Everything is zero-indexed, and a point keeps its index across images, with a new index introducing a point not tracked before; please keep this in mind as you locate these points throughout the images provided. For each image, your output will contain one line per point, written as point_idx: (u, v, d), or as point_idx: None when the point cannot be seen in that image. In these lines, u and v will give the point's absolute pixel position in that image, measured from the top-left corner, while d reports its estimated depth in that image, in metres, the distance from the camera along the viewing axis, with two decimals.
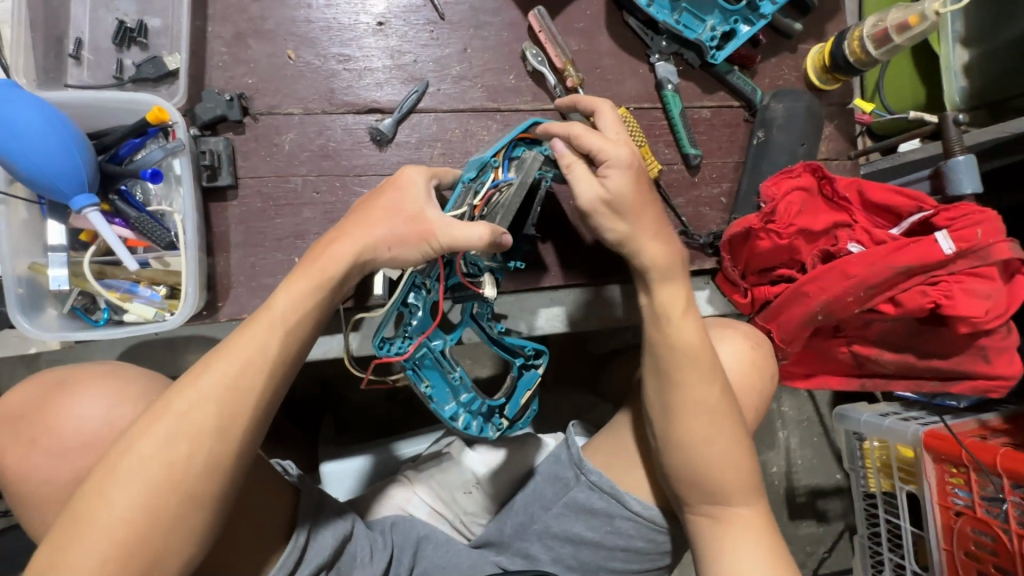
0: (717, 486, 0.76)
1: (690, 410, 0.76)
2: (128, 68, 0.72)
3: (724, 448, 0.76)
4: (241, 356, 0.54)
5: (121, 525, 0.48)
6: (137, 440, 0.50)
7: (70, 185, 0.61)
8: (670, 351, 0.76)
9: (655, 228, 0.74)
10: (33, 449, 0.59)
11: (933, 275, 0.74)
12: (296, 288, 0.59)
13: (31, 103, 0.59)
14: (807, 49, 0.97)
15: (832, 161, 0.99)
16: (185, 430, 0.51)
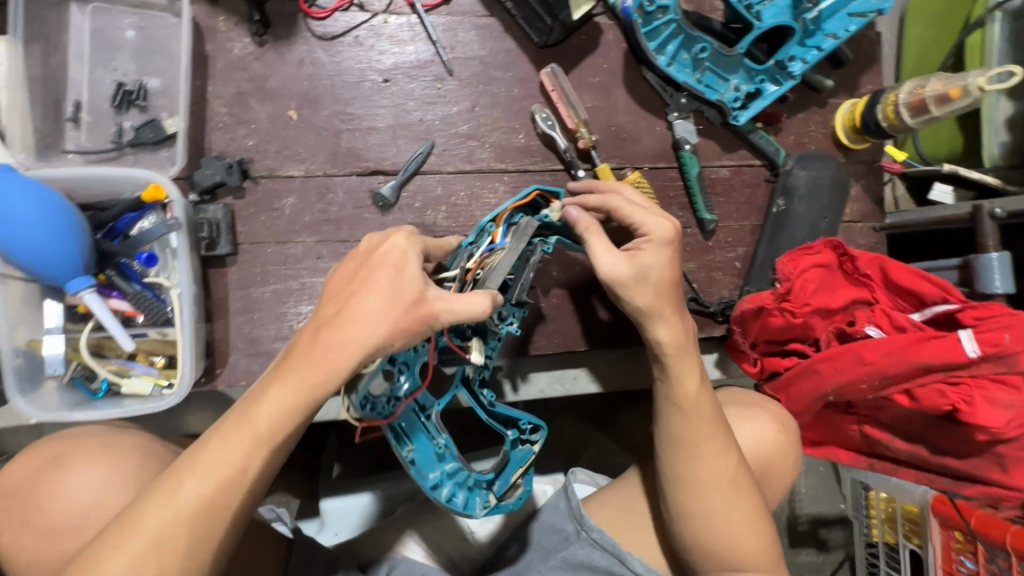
0: (729, 558, 0.75)
1: (705, 488, 0.74)
2: (127, 132, 0.70)
3: (739, 521, 0.75)
4: (217, 471, 0.52)
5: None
6: (109, 552, 0.50)
7: (64, 270, 0.60)
8: (696, 411, 0.74)
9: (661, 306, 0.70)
10: (18, 533, 0.59)
11: (954, 374, 0.70)
12: (279, 393, 0.55)
13: (23, 188, 0.58)
14: (838, 104, 0.91)
15: (856, 224, 0.94)
16: (158, 548, 0.50)
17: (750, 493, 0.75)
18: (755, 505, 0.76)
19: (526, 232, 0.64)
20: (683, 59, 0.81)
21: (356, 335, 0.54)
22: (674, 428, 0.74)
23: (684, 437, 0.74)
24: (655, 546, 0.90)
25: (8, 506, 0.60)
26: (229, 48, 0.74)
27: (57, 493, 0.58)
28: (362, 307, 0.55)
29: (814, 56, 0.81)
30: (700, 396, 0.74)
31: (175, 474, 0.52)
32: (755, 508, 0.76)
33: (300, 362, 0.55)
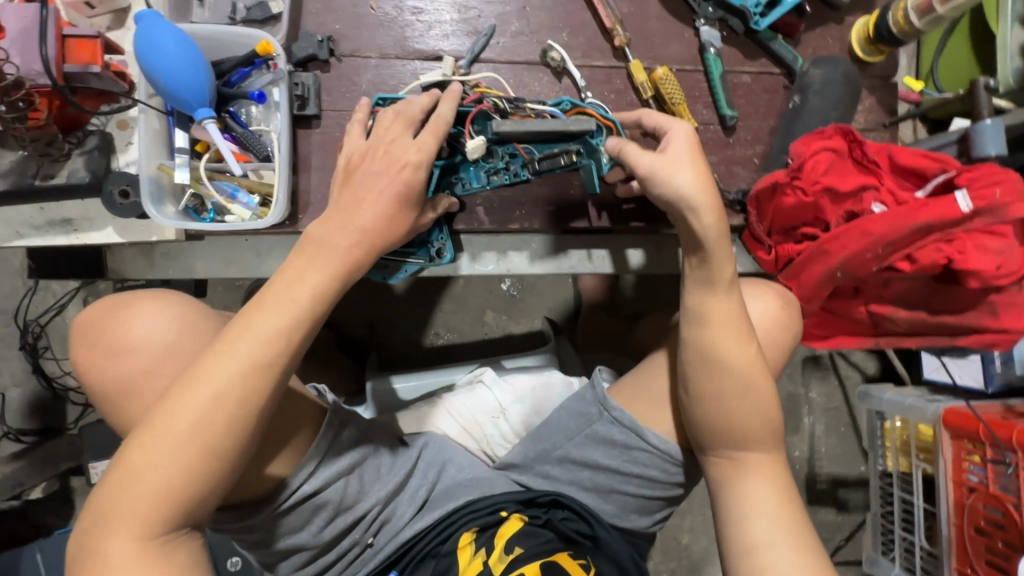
0: (735, 436, 0.85)
1: (720, 369, 0.83)
2: (240, 10, 0.85)
3: (751, 402, 0.84)
4: (262, 340, 0.63)
5: (170, 468, 0.59)
6: (176, 401, 0.61)
7: (196, 99, 0.75)
8: (712, 314, 0.83)
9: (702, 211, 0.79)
10: (105, 354, 0.73)
11: (949, 232, 0.79)
12: (313, 279, 0.67)
13: (168, 29, 0.72)
14: (854, 21, 1.00)
15: (870, 131, 1.02)
16: (214, 402, 0.61)
17: (763, 380, 0.84)
18: (768, 394, 0.85)
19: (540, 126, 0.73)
20: None
21: (370, 228, 0.70)
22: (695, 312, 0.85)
23: (706, 325, 0.84)
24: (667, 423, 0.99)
25: (96, 333, 0.74)
26: None
27: (123, 327, 0.74)
28: (373, 208, 0.71)
29: None
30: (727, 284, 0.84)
31: (236, 338, 0.63)
32: (765, 398, 0.85)
33: (326, 254, 0.68)
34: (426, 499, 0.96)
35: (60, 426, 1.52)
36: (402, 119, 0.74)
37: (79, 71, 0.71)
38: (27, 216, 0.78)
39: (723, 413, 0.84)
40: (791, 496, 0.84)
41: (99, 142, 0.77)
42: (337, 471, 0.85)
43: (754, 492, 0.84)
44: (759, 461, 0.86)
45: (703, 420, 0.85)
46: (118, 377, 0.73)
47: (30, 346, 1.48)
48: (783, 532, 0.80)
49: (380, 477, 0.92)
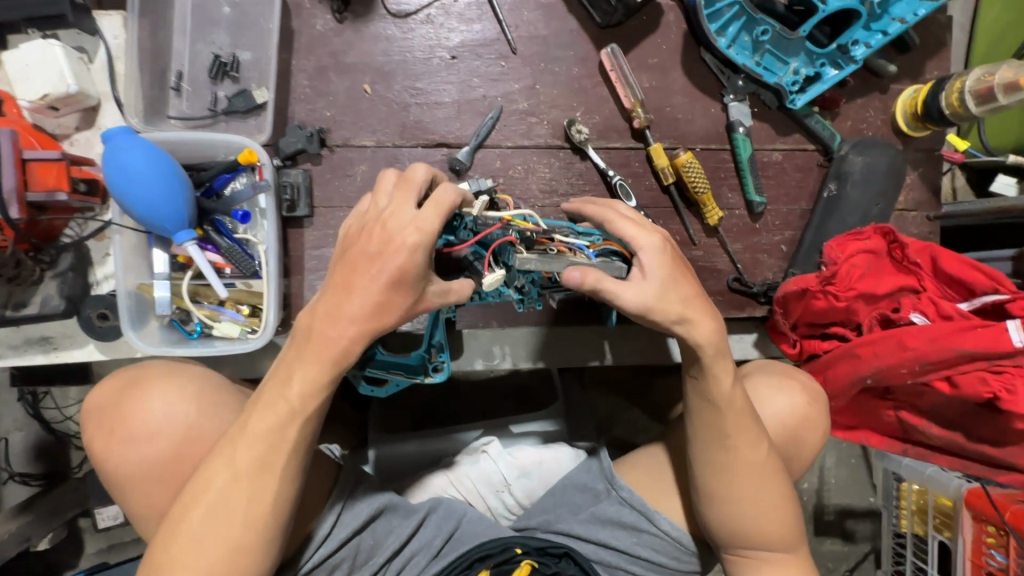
0: (749, 537, 0.80)
1: (736, 466, 0.78)
2: (221, 100, 0.77)
3: (766, 493, 0.79)
4: (275, 437, 0.59)
5: (190, 573, 0.58)
6: (196, 503, 0.59)
7: (172, 223, 0.68)
8: (731, 406, 0.76)
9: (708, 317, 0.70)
10: (117, 429, 0.64)
11: (997, 362, 0.72)
12: (308, 369, 0.59)
13: (139, 145, 0.66)
14: (900, 90, 0.90)
15: (909, 212, 0.93)
16: (236, 504, 0.59)
17: (779, 474, 0.80)
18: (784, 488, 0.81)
19: (561, 266, 0.62)
20: (743, 40, 0.82)
21: (363, 324, 0.57)
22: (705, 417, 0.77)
23: (717, 426, 0.77)
24: (675, 506, 0.96)
25: (113, 417, 0.65)
26: (313, 24, 0.79)
27: (133, 413, 0.64)
28: (366, 293, 0.57)
29: (879, 40, 0.81)
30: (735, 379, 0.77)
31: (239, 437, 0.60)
32: (779, 493, 0.80)
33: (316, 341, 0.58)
34: (440, 548, 0.92)
35: (64, 470, 1.51)
36: (404, 183, 0.57)
37: (44, 199, 0.65)
38: (2, 336, 0.73)
39: (737, 509, 0.79)
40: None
41: (73, 262, 0.71)
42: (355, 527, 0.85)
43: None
44: (775, 553, 0.82)
45: (719, 519, 0.80)
46: (147, 463, 0.63)
47: (30, 393, 1.46)
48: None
49: (393, 531, 0.90)
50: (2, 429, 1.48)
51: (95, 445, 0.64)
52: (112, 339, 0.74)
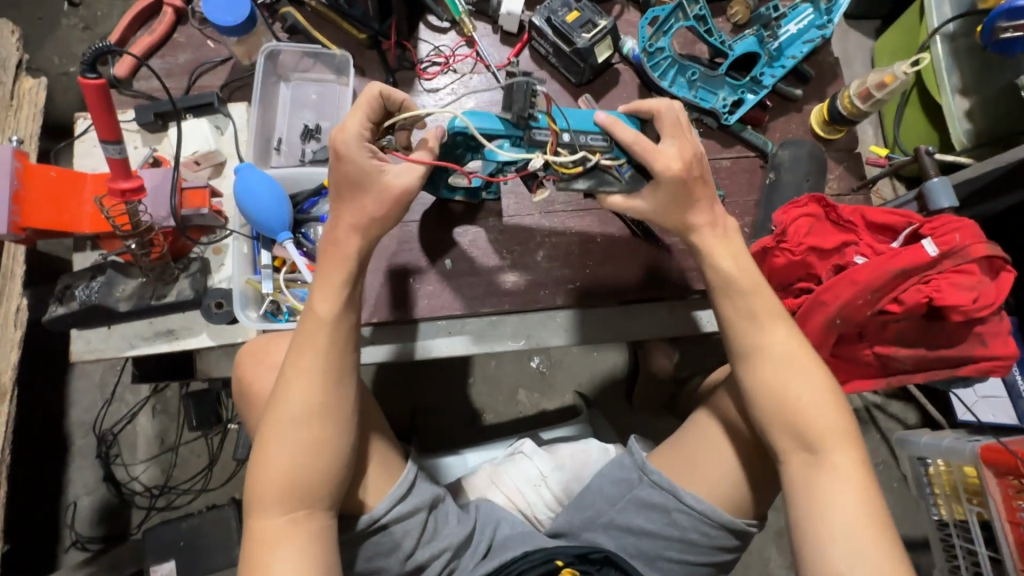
0: (808, 435, 0.84)
1: (786, 391, 0.85)
2: (308, 153, 1.07)
3: (822, 411, 0.85)
4: (325, 347, 0.77)
5: (288, 458, 0.74)
6: (277, 414, 0.76)
7: (280, 225, 0.93)
8: (750, 307, 0.89)
9: (727, 254, 0.92)
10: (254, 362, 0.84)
11: (925, 274, 0.92)
12: (331, 285, 0.80)
13: (263, 179, 0.93)
14: (811, 108, 1.18)
15: (844, 196, 1.15)
16: (306, 406, 0.76)
17: (820, 371, 0.87)
18: (829, 390, 0.86)
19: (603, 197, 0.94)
20: (680, 81, 1.13)
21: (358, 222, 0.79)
22: (751, 345, 0.88)
23: (765, 353, 0.88)
24: (705, 482, 1.01)
25: (261, 353, 0.85)
26: None
27: (259, 358, 0.84)
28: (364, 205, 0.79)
29: (779, 71, 1.12)
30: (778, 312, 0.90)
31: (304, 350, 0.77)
32: (823, 392, 0.86)
33: (332, 268, 0.80)
34: (486, 552, 1.02)
35: (125, 531, 1.60)
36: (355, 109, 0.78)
37: (193, 213, 0.92)
38: (139, 330, 0.95)
39: (788, 431, 0.85)
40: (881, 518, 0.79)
41: (200, 266, 0.95)
42: (422, 501, 0.92)
43: (834, 504, 0.80)
44: (839, 462, 0.83)
45: (772, 435, 0.86)
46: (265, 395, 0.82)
47: (105, 455, 1.61)
48: (865, 551, 0.76)
49: (450, 524, 0.97)
50: (71, 494, 1.60)
51: (243, 381, 0.84)
52: (220, 326, 0.94)
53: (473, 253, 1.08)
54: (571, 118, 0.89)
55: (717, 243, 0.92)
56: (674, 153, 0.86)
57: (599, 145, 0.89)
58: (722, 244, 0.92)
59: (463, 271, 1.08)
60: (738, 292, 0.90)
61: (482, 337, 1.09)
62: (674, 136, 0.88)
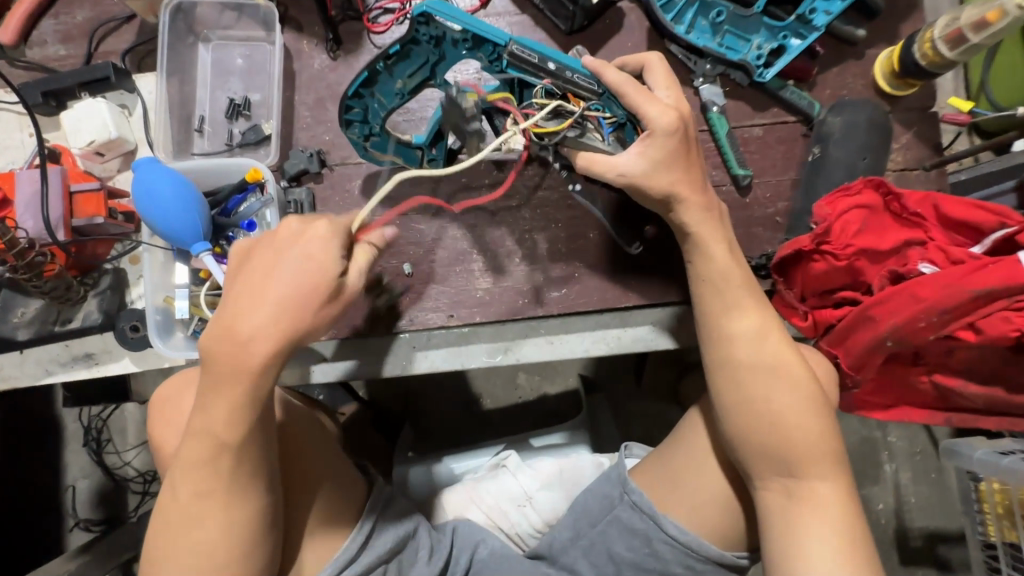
0: (779, 456, 0.70)
1: (763, 406, 0.71)
2: (236, 135, 0.88)
3: (799, 424, 0.70)
4: (233, 466, 0.62)
5: (193, 512, 0.62)
6: (168, 532, 0.62)
7: (190, 236, 0.77)
8: (727, 303, 0.76)
9: (715, 241, 0.77)
10: (170, 426, 0.72)
11: (1018, 298, 0.70)
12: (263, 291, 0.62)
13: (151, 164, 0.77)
14: (876, 53, 0.91)
15: (911, 171, 0.90)
16: (203, 531, 0.62)
17: (798, 374, 0.73)
18: (807, 398, 0.72)
19: (580, 151, 0.76)
20: (701, 25, 0.87)
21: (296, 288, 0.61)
22: (720, 351, 0.75)
23: (737, 364, 0.74)
24: (692, 508, 0.84)
25: (168, 403, 0.74)
26: (311, 63, 0.90)
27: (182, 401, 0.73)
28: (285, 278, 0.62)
29: (837, 5, 0.83)
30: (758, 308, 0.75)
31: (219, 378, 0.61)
32: (798, 399, 0.71)
33: (229, 375, 0.61)
34: None
35: (123, 515, 1.57)
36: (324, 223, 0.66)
37: (85, 223, 0.77)
38: (54, 353, 0.82)
39: (763, 454, 0.71)
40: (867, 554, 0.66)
41: (111, 282, 0.82)
42: (384, 550, 0.82)
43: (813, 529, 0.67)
44: (817, 485, 0.69)
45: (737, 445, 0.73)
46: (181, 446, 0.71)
47: (95, 441, 1.57)
48: None
49: (419, 562, 0.87)
50: (69, 477, 1.57)
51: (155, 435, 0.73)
52: (140, 351, 0.81)
53: (439, 252, 0.90)
54: (554, 52, 0.74)
55: (708, 228, 0.77)
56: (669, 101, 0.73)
57: (586, 88, 0.73)
58: (707, 220, 0.76)
59: (424, 275, 0.90)
60: (712, 284, 0.76)
61: (453, 350, 0.90)
62: (667, 87, 0.75)
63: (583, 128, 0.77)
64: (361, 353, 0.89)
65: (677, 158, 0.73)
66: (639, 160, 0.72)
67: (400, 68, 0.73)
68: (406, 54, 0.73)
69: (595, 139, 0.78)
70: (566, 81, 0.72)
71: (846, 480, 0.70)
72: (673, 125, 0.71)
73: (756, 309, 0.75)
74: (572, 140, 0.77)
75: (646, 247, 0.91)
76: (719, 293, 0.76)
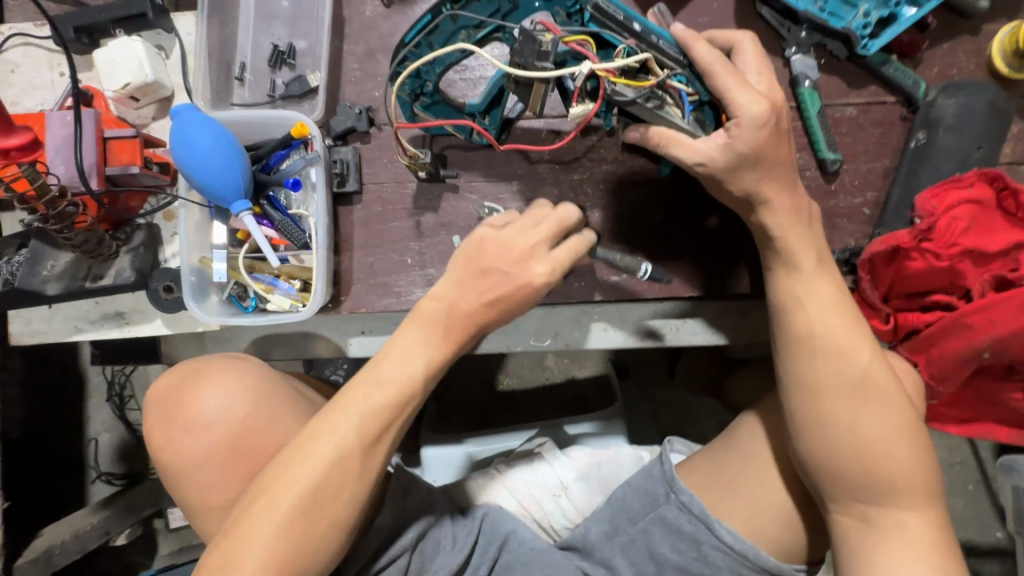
0: (864, 485, 0.61)
1: (847, 431, 0.61)
2: (279, 86, 0.81)
3: (892, 452, 0.60)
4: (348, 428, 0.59)
5: (277, 530, 0.56)
6: (254, 519, 0.56)
7: (231, 193, 0.71)
8: (812, 298, 0.64)
9: (804, 250, 0.65)
10: (193, 432, 0.65)
11: None
12: (401, 346, 0.63)
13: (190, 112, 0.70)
14: (995, 30, 0.81)
15: (1020, 165, 0.81)
16: (299, 533, 0.57)
17: (893, 393, 0.62)
18: (899, 423, 0.61)
19: (650, 128, 0.63)
20: None
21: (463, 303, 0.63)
22: (804, 370, 0.63)
23: (820, 384, 0.63)
24: (746, 516, 0.78)
25: (174, 401, 0.66)
26: (363, 10, 0.82)
27: (200, 401, 0.66)
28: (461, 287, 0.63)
29: None
30: (849, 331, 0.63)
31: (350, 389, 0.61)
32: (891, 423, 0.61)
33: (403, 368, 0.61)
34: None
35: (144, 471, 1.57)
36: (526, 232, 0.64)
37: (120, 172, 0.71)
38: (85, 311, 0.78)
39: (842, 480, 0.61)
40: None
41: (145, 238, 0.76)
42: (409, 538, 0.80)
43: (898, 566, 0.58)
44: (908, 518, 0.60)
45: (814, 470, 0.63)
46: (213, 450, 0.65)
47: (118, 396, 1.55)
48: None
49: (443, 551, 0.85)
50: (92, 430, 1.56)
51: (169, 443, 0.66)
52: (174, 313, 0.77)
53: None
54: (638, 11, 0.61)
55: (796, 233, 0.64)
56: (761, 90, 0.61)
57: (671, 57, 0.61)
58: (795, 225, 0.64)
59: None
60: (798, 304, 0.64)
61: (497, 332, 0.85)
62: (760, 71, 0.63)
63: (661, 105, 0.63)
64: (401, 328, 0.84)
65: (769, 149, 0.61)
66: (721, 145, 0.61)
67: (465, 15, 0.63)
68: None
69: (675, 117, 0.64)
70: (651, 43, 0.60)
71: (938, 514, 0.60)
72: (765, 114, 0.60)
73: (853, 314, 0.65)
74: (647, 114, 0.64)
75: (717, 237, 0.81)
76: (798, 325, 0.64)
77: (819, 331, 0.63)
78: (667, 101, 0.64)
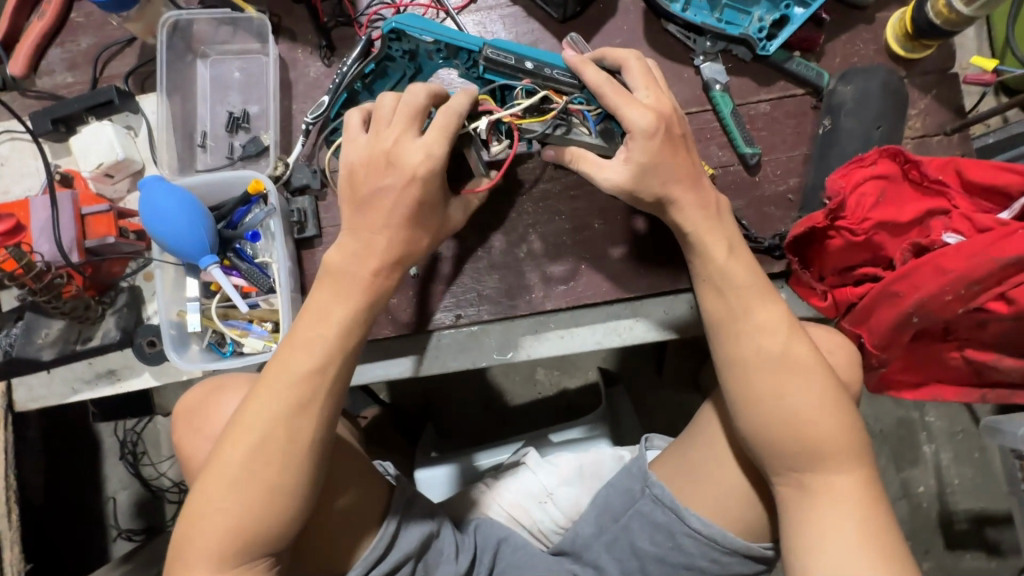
0: (794, 453, 0.65)
1: (775, 403, 0.66)
2: (237, 148, 0.89)
3: (817, 420, 0.65)
4: (281, 399, 0.62)
5: (233, 502, 0.60)
6: (213, 488, 0.60)
7: (198, 249, 0.79)
8: (727, 281, 0.69)
9: (712, 239, 0.70)
10: (199, 435, 0.72)
11: None
12: (335, 308, 0.66)
13: (161, 184, 0.78)
14: (887, 17, 0.87)
15: (930, 138, 0.85)
16: (250, 499, 0.60)
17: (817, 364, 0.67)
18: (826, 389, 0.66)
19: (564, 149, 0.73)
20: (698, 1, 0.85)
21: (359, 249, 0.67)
22: (730, 349, 0.68)
23: (747, 362, 0.67)
24: (712, 500, 0.82)
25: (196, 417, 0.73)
26: (307, 71, 0.90)
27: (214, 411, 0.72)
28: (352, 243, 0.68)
29: None
30: (766, 307, 0.68)
31: (283, 360, 0.64)
32: (815, 390, 0.66)
33: (322, 320, 0.65)
34: None
35: (163, 524, 1.58)
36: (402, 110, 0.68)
37: (98, 243, 0.80)
38: (79, 372, 0.85)
39: (776, 450, 0.66)
40: (896, 552, 0.62)
41: (127, 299, 0.84)
42: (409, 551, 0.78)
43: (834, 526, 0.63)
44: (837, 480, 0.65)
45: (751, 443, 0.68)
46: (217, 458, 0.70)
47: (131, 454, 1.59)
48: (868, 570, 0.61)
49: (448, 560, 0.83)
50: (109, 489, 1.59)
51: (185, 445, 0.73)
52: (160, 364, 0.84)
53: (442, 251, 0.89)
54: (531, 49, 0.71)
55: (707, 227, 0.70)
56: (647, 104, 0.67)
57: (566, 84, 0.70)
58: (703, 219, 0.70)
59: (429, 275, 0.89)
60: (714, 289, 0.70)
61: (463, 349, 0.90)
62: (647, 85, 0.69)
63: (568, 124, 0.72)
64: (374, 354, 0.90)
65: (666, 158, 0.67)
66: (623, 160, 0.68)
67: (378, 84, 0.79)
68: (382, 71, 0.77)
69: (582, 135, 0.72)
70: (545, 76, 0.69)
71: (867, 474, 0.66)
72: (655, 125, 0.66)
73: (770, 295, 0.69)
74: (559, 140, 0.73)
75: (654, 236, 0.88)
76: (723, 309, 0.69)
77: (747, 317, 0.68)
78: (573, 121, 0.72)
